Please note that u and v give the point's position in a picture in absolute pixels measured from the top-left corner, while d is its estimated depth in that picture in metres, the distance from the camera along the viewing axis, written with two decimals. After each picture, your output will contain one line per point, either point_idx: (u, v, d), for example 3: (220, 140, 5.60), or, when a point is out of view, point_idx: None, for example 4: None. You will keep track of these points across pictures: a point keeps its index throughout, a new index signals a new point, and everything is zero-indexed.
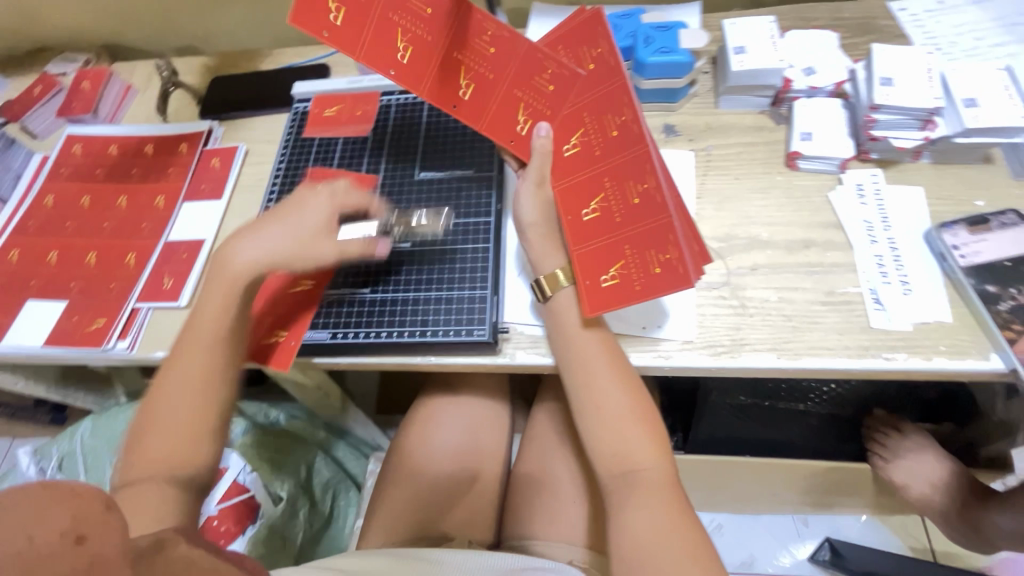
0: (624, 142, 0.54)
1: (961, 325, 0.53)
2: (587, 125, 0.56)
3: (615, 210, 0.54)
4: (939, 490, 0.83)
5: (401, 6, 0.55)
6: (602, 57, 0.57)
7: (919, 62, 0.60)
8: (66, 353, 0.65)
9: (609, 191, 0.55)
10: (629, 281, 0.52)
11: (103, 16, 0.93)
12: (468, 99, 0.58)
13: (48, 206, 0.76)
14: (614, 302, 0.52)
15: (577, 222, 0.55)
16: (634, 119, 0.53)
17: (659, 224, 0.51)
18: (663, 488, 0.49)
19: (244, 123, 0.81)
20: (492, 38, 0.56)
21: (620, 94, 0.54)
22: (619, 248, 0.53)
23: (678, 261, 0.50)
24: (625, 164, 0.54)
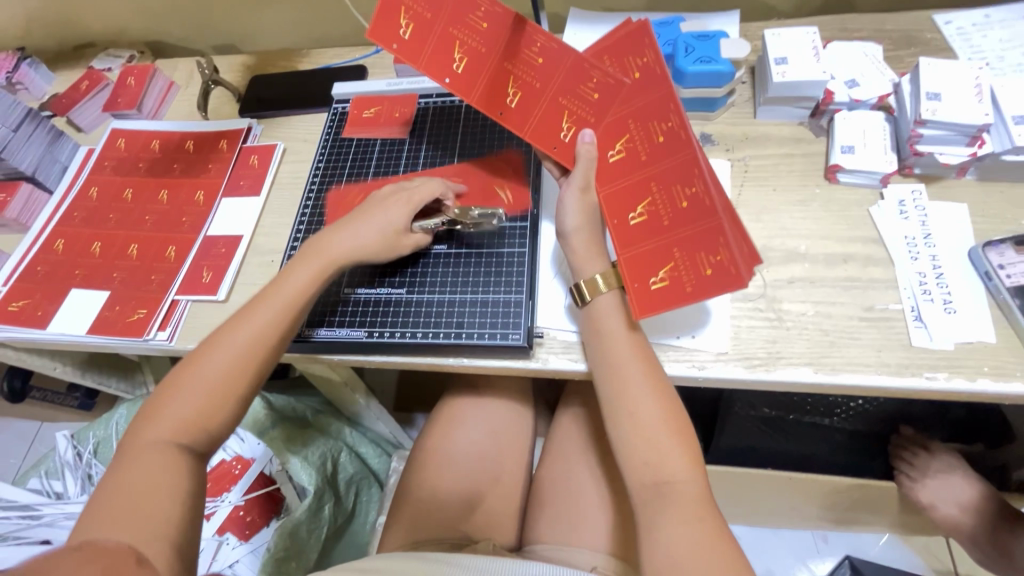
0: (670, 148, 0.55)
1: (1005, 347, 0.52)
2: (633, 131, 0.57)
3: (664, 213, 0.54)
4: (969, 513, 0.81)
5: (461, 20, 0.58)
6: (647, 65, 0.57)
7: (968, 77, 0.59)
8: (109, 342, 0.67)
9: (656, 195, 0.55)
10: (680, 283, 0.52)
11: (148, 16, 0.95)
12: (515, 106, 0.59)
13: (92, 198, 0.78)
14: (664, 304, 0.52)
15: (623, 225, 0.56)
16: (681, 125, 0.54)
17: (710, 226, 0.52)
18: (696, 504, 0.48)
19: (282, 121, 0.82)
20: (541, 50, 0.57)
21: (669, 99, 0.55)
22: (667, 252, 0.53)
23: (731, 263, 0.50)
24: (672, 169, 0.54)
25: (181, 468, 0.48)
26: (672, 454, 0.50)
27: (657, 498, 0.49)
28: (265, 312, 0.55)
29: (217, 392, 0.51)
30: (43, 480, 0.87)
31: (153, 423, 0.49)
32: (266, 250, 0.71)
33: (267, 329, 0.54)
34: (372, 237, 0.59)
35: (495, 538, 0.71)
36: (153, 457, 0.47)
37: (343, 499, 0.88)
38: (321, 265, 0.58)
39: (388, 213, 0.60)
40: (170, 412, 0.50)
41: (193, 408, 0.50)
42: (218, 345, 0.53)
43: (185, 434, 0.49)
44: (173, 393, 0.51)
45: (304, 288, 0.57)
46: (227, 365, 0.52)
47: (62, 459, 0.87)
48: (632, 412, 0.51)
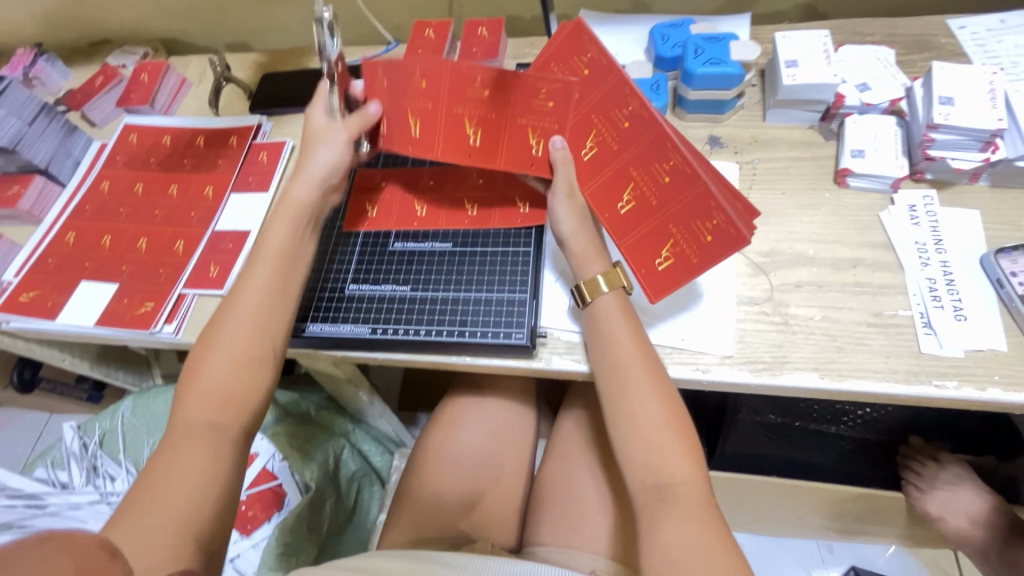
0: (638, 130, 0.55)
1: (1017, 356, 0.51)
2: (599, 125, 0.56)
3: (651, 194, 0.55)
4: (979, 525, 0.79)
5: (402, 86, 0.58)
6: (594, 56, 0.56)
7: (982, 82, 0.58)
8: (115, 334, 0.68)
9: (640, 178, 0.55)
10: (684, 258, 0.54)
11: (163, 14, 0.97)
12: (478, 145, 0.58)
13: (104, 192, 0.79)
14: (673, 283, 0.54)
15: (615, 217, 0.57)
16: (641, 105, 0.54)
17: (697, 195, 0.53)
18: (698, 506, 0.48)
19: (292, 118, 0.83)
20: (485, 82, 0.56)
21: (621, 85, 0.55)
22: (666, 230, 0.55)
23: (728, 222, 0.51)
24: (650, 150, 0.55)
25: (214, 445, 0.48)
26: (674, 455, 0.49)
27: (658, 501, 0.48)
28: (259, 278, 0.54)
29: (241, 362, 0.51)
30: (49, 470, 0.87)
31: (185, 404, 0.50)
32: None
33: (265, 292, 0.54)
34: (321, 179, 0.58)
35: (494, 537, 0.71)
36: (191, 438, 0.48)
37: (344, 495, 0.88)
38: (295, 220, 0.57)
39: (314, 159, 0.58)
40: (199, 391, 0.50)
41: (220, 381, 0.50)
42: (224, 319, 0.53)
43: (218, 412, 0.49)
44: (195, 377, 0.51)
45: (286, 245, 0.56)
46: (243, 333, 0.52)
47: (68, 449, 0.88)
48: (633, 413, 0.51)
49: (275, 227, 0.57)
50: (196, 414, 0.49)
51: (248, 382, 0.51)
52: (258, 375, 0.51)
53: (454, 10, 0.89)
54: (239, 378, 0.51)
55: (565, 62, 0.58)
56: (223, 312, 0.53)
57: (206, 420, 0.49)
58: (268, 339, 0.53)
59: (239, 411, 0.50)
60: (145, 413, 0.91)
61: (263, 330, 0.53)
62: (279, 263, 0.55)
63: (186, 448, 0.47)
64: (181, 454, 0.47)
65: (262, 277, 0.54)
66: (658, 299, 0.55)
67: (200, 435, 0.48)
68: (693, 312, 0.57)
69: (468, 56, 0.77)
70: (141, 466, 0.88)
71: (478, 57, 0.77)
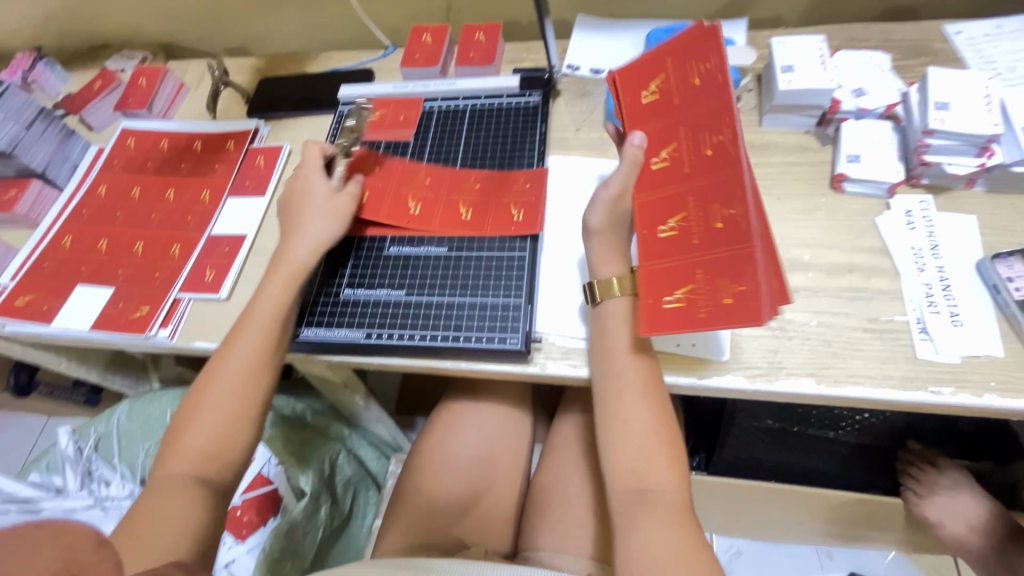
0: (718, 164, 0.50)
1: (1013, 361, 0.51)
2: (681, 140, 0.54)
3: (694, 231, 0.50)
4: (978, 532, 0.79)
5: (410, 181, 0.68)
6: (707, 72, 0.52)
7: (977, 87, 0.58)
8: (110, 338, 0.68)
9: (691, 210, 0.51)
10: (693, 306, 0.49)
11: (162, 19, 0.97)
12: (469, 218, 0.65)
13: (101, 196, 0.79)
14: (674, 326, 0.49)
15: (652, 238, 0.53)
16: (733, 137, 0.49)
17: (738, 249, 0.48)
18: (677, 514, 0.47)
19: (289, 123, 0.83)
20: (476, 180, 0.68)
21: (725, 108, 0.50)
22: (691, 272, 0.50)
23: (754, 295, 0.46)
24: (711, 187, 0.50)
25: (193, 499, 0.49)
26: (659, 462, 0.49)
27: (638, 505, 0.48)
28: (250, 334, 0.56)
29: (228, 415, 0.53)
30: (42, 474, 0.86)
31: (169, 458, 0.51)
32: (269, 250, 0.71)
33: (256, 349, 0.55)
34: (323, 222, 0.62)
35: (488, 542, 0.70)
36: (172, 491, 0.49)
37: (340, 500, 0.88)
38: (290, 276, 0.59)
39: (314, 197, 0.63)
40: (184, 444, 0.52)
41: (204, 437, 0.52)
42: (214, 374, 0.54)
43: (202, 466, 0.51)
44: (183, 429, 0.53)
45: (281, 300, 0.58)
46: (231, 390, 0.54)
47: (62, 453, 0.87)
48: (625, 417, 0.51)
49: (269, 286, 0.58)
50: (179, 469, 0.51)
51: (232, 440, 0.52)
52: (242, 432, 0.53)
53: (452, 15, 0.89)
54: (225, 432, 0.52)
55: (682, 67, 0.55)
56: (214, 366, 0.55)
57: (188, 475, 0.50)
58: (255, 396, 0.54)
59: (220, 466, 0.52)
60: (141, 417, 0.91)
61: (251, 386, 0.54)
62: (273, 320, 0.57)
63: (164, 502, 0.49)
64: (161, 506, 0.48)
65: (254, 334, 0.56)
66: (648, 331, 0.49)
67: (180, 489, 0.50)
68: None
69: (465, 61, 0.77)
70: (137, 471, 0.88)
71: (476, 63, 0.77)
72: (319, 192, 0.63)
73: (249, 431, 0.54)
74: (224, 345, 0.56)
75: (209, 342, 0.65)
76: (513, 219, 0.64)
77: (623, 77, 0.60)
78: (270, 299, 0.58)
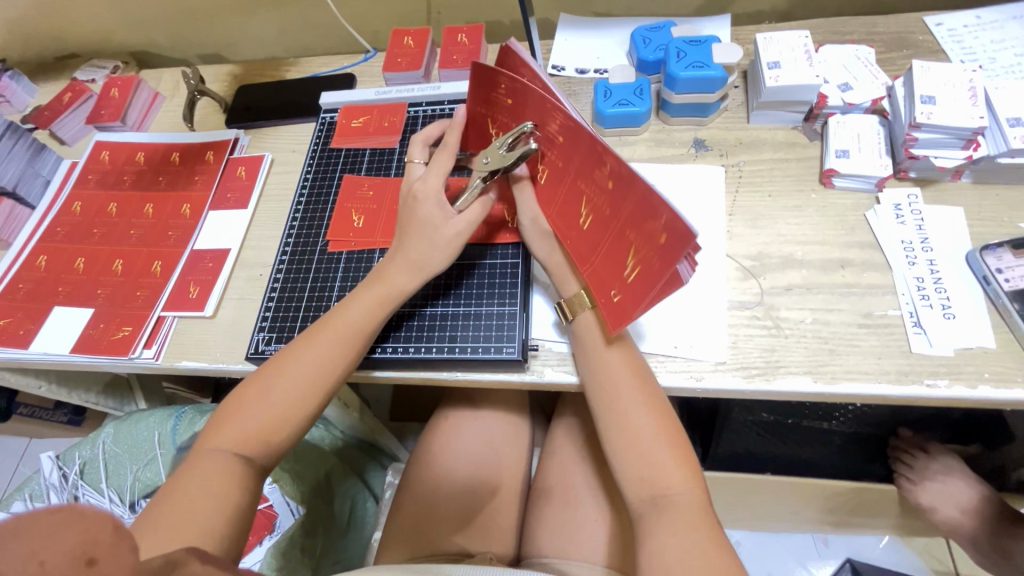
0: (572, 141, 0.49)
1: (1005, 352, 0.51)
2: (542, 147, 0.53)
3: (602, 204, 0.49)
4: (969, 515, 0.80)
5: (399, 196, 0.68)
6: (510, 86, 0.51)
7: (960, 79, 0.58)
8: (92, 361, 0.65)
9: (589, 191, 0.50)
10: (646, 266, 0.46)
11: (132, 26, 0.94)
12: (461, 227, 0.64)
13: (76, 213, 0.77)
14: (640, 300, 0.46)
15: (582, 234, 0.52)
16: (564, 117, 0.48)
17: (637, 192, 0.44)
18: (697, 516, 0.47)
19: (270, 131, 0.81)
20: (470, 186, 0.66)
21: (542, 102, 0.49)
22: (625, 240, 0.48)
23: (674, 220, 0.41)
24: (585, 161, 0.49)
25: (233, 479, 0.47)
26: (667, 465, 0.49)
27: (655, 512, 0.48)
28: (335, 340, 0.54)
29: (281, 411, 0.51)
30: (26, 502, 0.83)
31: (219, 432, 0.50)
32: (255, 263, 0.69)
33: (337, 355, 0.53)
34: (426, 248, 0.56)
35: (492, 550, 0.69)
36: (211, 465, 0.48)
37: (338, 513, 0.86)
38: (382, 290, 0.56)
39: (420, 219, 0.56)
40: (230, 421, 0.50)
41: (259, 422, 0.50)
42: (280, 370, 0.52)
43: (241, 446, 0.49)
44: (233, 407, 0.51)
45: (369, 315, 0.55)
46: (292, 391, 0.52)
47: (46, 481, 0.84)
48: (626, 426, 0.51)
49: (364, 296, 0.56)
50: (225, 445, 0.49)
51: (283, 433, 0.51)
52: (290, 427, 0.51)
53: (433, 16, 0.87)
54: (270, 424, 0.50)
55: (493, 104, 0.55)
56: (287, 362, 0.53)
57: (231, 453, 0.49)
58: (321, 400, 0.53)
59: (265, 453, 0.50)
60: (128, 440, 0.88)
61: (316, 393, 0.52)
62: (354, 338, 0.54)
63: (202, 473, 0.47)
64: (197, 477, 0.47)
65: (329, 345, 0.53)
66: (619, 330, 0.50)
67: (222, 465, 0.48)
68: (687, 314, 0.57)
69: (449, 64, 0.75)
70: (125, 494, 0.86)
71: (459, 65, 0.75)
72: (429, 218, 0.56)
73: (296, 428, 0.52)
74: (299, 343, 0.54)
75: (197, 361, 0.63)
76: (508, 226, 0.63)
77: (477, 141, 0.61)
78: (359, 311, 0.55)
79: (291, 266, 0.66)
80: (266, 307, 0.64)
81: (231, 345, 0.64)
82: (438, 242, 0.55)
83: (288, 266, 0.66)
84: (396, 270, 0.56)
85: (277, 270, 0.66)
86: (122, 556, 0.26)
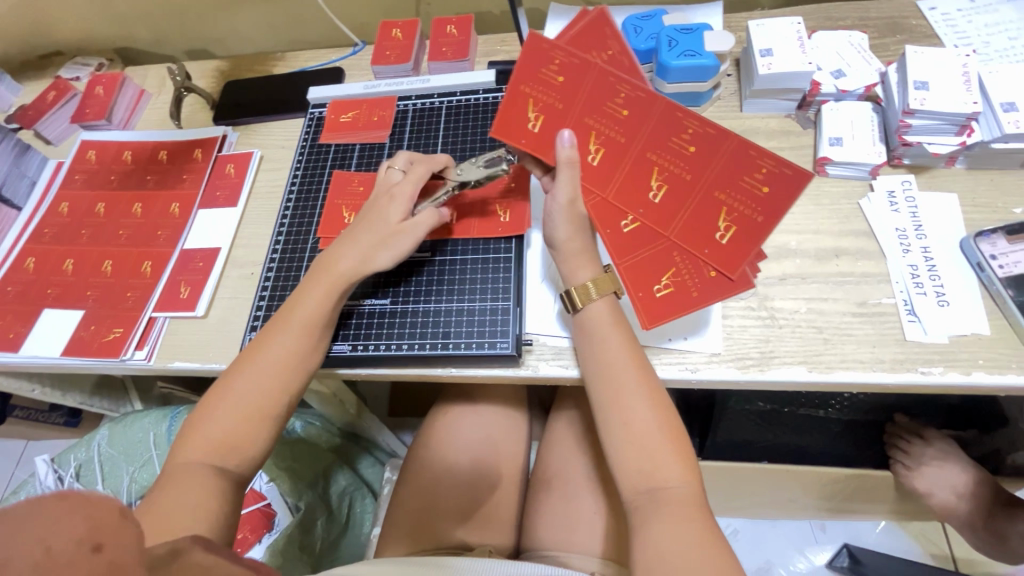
0: (640, 114, 0.52)
1: (999, 338, 0.51)
2: (597, 126, 0.54)
3: (679, 170, 0.53)
4: (964, 499, 0.81)
5: None
6: (567, 62, 0.52)
7: (954, 64, 0.58)
8: (83, 363, 0.65)
9: (664, 161, 0.53)
10: (746, 219, 0.52)
11: (116, 23, 0.92)
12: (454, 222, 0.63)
13: (64, 214, 0.76)
14: (742, 250, 0.52)
15: (649, 209, 0.54)
16: (634, 87, 0.51)
17: (729, 151, 0.51)
18: (693, 509, 0.47)
19: (259, 127, 0.80)
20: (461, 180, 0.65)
21: (608, 76, 0.52)
22: (712, 200, 0.53)
23: (777, 166, 0.50)
24: (658, 129, 0.52)
25: (207, 488, 0.47)
26: (666, 459, 0.49)
27: (651, 505, 0.48)
28: (288, 334, 0.54)
29: (247, 414, 0.51)
30: None
31: (187, 444, 0.50)
32: (246, 262, 0.69)
33: (293, 350, 0.54)
34: (375, 244, 0.57)
35: (491, 543, 0.69)
36: (185, 478, 0.48)
37: (334, 511, 0.86)
38: (330, 283, 0.56)
39: (372, 219, 0.57)
40: (202, 429, 0.50)
41: (224, 429, 0.50)
42: (240, 372, 0.53)
43: (213, 454, 0.49)
44: (199, 416, 0.51)
45: (321, 309, 0.55)
46: (254, 393, 0.52)
47: (42, 485, 0.84)
48: (625, 420, 0.50)
49: (313, 291, 0.56)
50: (194, 456, 0.49)
51: (253, 436, 0.51)
52: (262, 429, 0.52)
53: (422, 8, 0.86)
54: (238, 429, 0.51)
55: (538, 82, 0.54)
56: (242, 365, 0.53)
57: (202, 463, 0.49)
58: (285, 397, 0.53)
59: (237, 458, 0.50)
60: (123, 442, 0.88)
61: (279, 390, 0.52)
62: (303, 330, 0.55)
63: (177, 487, 0.47)
64: (173, 490, 0.47)
65: (282, 342, 0.54)
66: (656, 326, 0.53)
67: (194, 475, 0.48)
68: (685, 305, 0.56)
69: (438, 56, 0.74)
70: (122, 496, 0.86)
71: (449, 57, 0.74)
72: (380, 218, 0.57)
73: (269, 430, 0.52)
74: (255, 344, 0.55)
75: (189, 362, 0.63)
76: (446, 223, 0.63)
77: (502, 120, 0.55)
78: (310, 307, 0.55)
79: (282, 265, 0.66)
80: (257, 308, 0.63)
81: (224, 345, 0.63)
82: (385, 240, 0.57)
83: (278, 265, 0.66)
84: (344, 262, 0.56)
85: (267, 269, 0.66)
86: (126, 542, 0.25)
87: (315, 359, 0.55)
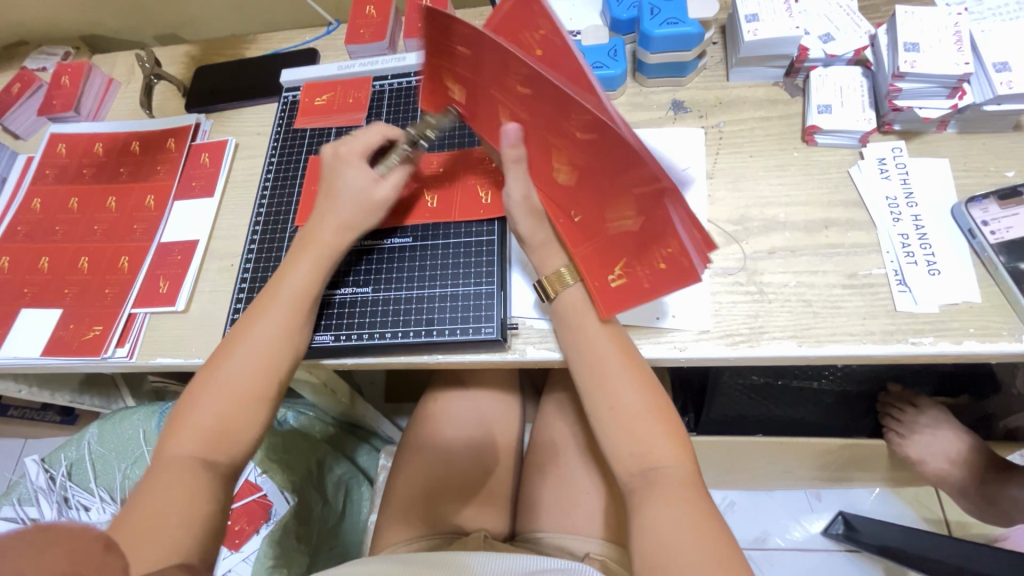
0: (539, 94, 0.45)
1: (990, 306, 0.50)
2: (507, 101, 0.49)
3: (581, 156, 0.47)
4: (958, 465, 0.81)
5: None
6: (458, 36, 0.46)
7: (944, 23, 0.56)
8: (64, 362, 0.64)
9: (566, 144, 0.47)
10: (648, 214, 0.46)
11: (78, 9, 0.88)
12: (435, 205, 0.62)
13: (36, 210, 0.74)
14: (650, 240, 0.47)
15: (567, 188, 0.51)
16: (522, 68, 0.44)
17: (620, 143, 0.42)
18: (687, 488, 0.47)
19: (233, 114, 0.77)
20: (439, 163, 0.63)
21: (497, 52, 0.44)
22: (616, 189, 0.46)
23: (665, 169, 0.41)
24: (556, 111, 0.45)
25: (197, 483, 0.47)
26: (658, 441, 0.49)
27: (646, 486, 0.48)
28: (272, 317, 0.53)
29: (235, 405, 0.50)
30: (15, 507, 0.85)
31: (173, 438, 0.49)
32: (225, 254, 0.67)
33: (284, 336, 0.53)
34: (354, 210, 0.56)
35: (487, 526, 0.70)
36: (174, 473, 0.47)
37: (331, 499, 0.86)
38: (320, 265, 0.55)
39: (346, 180, 0.56)
40: (188, 425, 0.49)
41: (211, 419, 0.49)
42: (226, 364, 0.51)
43: (206, 448, 0.49)
44: (182, 413, 0.50)
45: (305, 287, 0.54)
46: (241, 383, 0.51)
47: (35, 485, 0.85)
48: (615, 403, 0.50)
49: (303, 274, 0.55)
50: (184, 452, 0.48)
51: (241, 426, 0.50)
52: (252, 420, 0.51)
53: None
54: (227, 421, 0.50)
55: (442, 53, 0.50)
56: (227, 353, 0.52)
57: (192, 459, 0.48)
58: (273, 383, 0.52)
59: (228, 450, 0.49)
60: (113, 440, 0.88)
61: (269, 381, 0.51)
62: (294, 318, 0.54)
63: (167, 487, 0.46)
64: (163, 486, 0.46)
65: (269, 335, 0.52)
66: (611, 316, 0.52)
67: (180, 471, 0.47)
68: None
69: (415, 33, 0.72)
70: (117, 494, 0.88)
71: None
72: (354, 179, 0.56)
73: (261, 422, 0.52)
74: (237, 329, 0.53)
75: (171, 358, 0.62)
76: (427, 205, 0.62)
77: (428, 91, 0.55)
78: (297, 294, 0.54)
79: (260, 255, 0.64)
80: (237, 300, 0.62)
81: (206, 339, 0.62)
82: (366, 203, 0.56)
83: (257, 256, 0.65)
84: (328, 233, 0.56)
85: (246, 259, 0.65)
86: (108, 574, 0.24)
87: (302, 341, 0.54)
